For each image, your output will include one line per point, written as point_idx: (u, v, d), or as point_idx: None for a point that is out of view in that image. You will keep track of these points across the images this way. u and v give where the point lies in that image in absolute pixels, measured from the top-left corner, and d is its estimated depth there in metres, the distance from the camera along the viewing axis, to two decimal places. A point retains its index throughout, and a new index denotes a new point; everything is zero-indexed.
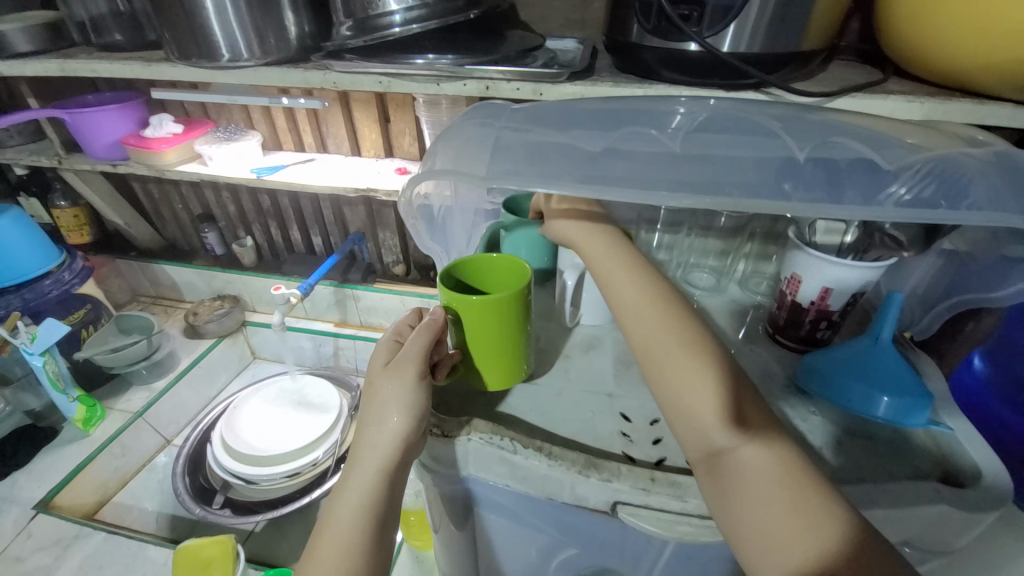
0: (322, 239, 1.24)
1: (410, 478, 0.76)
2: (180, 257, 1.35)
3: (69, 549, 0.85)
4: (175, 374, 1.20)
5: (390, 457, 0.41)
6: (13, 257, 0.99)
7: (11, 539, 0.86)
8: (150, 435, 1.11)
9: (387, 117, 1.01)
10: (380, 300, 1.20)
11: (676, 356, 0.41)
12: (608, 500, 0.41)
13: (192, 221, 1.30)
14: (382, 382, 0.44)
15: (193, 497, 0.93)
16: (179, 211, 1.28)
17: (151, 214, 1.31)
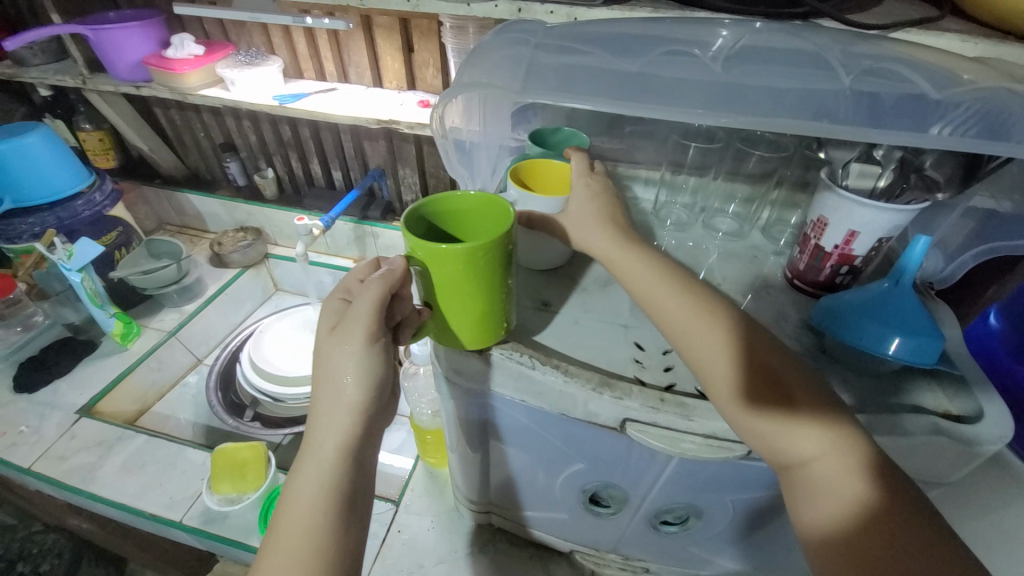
0: (342, 174, 1.23)
1: (428, 402, 0.81)
2: (204, 186, 1.36)
3: (114, 449, 0.93)
4: (203, 299, 1.25)
5: (350, 426, 0.43)
6: (45, 175, 1.01)
7: (62, 436, 0.95)
8: (182, 354, 1.18)
9: (410, 46, 0.98)
10: (399, 238, 1.22)
11: (715, 338, 0.44)
12: (618, 417, 0.44)
13: (214, 151, 1.30)
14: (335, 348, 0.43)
15: (225, 410, 1.01)
16: (201, 139, 1.28)
17: (174, 142, 1.31)
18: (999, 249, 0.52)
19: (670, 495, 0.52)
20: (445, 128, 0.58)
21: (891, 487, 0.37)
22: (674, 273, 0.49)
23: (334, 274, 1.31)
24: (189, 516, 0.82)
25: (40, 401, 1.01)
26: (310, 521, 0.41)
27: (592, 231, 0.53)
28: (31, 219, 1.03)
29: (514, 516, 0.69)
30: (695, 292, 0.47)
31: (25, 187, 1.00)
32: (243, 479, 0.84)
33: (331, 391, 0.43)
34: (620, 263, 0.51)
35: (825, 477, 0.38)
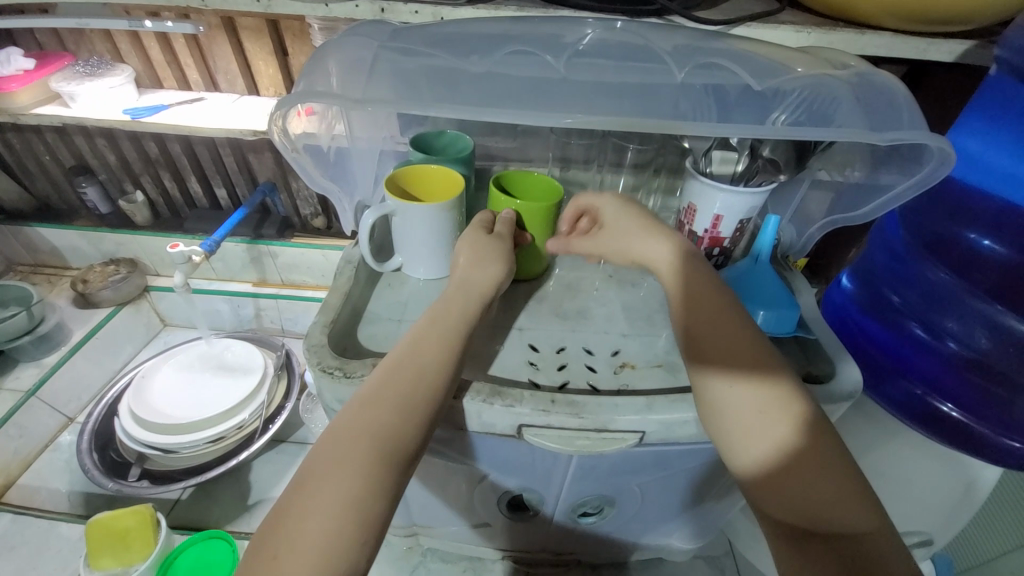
0: (227, 192, 1.11)
1: None
2: (57, 217, 1.16)
3: None
4: (67, 348, 1.08)
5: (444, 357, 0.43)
6: None
7: None
8: (48, 414, 1.01)
9: (284, 49, 0.90)
10: (300, 256, 1.13)
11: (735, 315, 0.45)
12: (514, 424, 0.43)
13: (66, 176, 1.11)
14: (477, 259, 0.50)
15: (105, 472, 0.88)
16: (47, 163, 1.10)
17: (12, 168, 1.11)
18: (839, 220, 0.57)
19: (582, 489, 0.52)
20: (294, 140, 0.50)
21: (826, 428, 0.40)
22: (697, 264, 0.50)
23: (231, 301, 1.18)
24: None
25: None
26: (364, 447, 0.37)
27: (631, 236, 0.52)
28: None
29: (443, 534, 0.66)
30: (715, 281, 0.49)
31: None
32: (127, 551, 0.74)
33: (445, 303, 0.47)
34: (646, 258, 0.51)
35: (769, 423, 0.40)
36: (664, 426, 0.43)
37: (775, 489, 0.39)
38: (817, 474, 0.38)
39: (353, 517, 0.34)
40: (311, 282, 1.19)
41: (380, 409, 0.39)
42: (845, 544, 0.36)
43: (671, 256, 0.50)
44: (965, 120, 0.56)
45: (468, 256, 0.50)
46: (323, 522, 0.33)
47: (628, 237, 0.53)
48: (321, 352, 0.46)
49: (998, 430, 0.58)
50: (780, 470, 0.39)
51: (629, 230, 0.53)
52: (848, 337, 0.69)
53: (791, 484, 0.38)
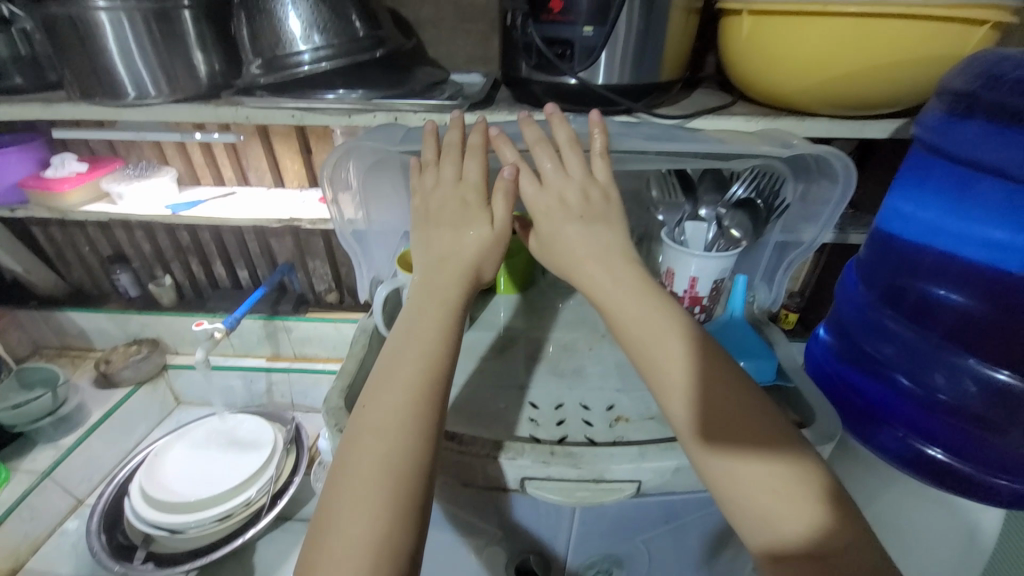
0: (248, 272, 1.20)
1: None
2: (88, 301, 1.24)
3: None
4: (85, 429, 1.11)
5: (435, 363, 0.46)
6: None
7: None
8: (60, 496, 1.02)
9: (308, 148, 1.03)
10: (313, 330, 1.18)
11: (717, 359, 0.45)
12: (517, 477, 0.46)
13: (102, 264, 1.21)
14: (459, 228, 0.53)
15: (117, 559, 0.86)
16: (86, 254, 1.20)
17: (53, 259, 1.21)
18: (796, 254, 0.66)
19: (588, 548, 0.53)
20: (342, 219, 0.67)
21: (832, 484, 0.40)
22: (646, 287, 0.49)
23: (244, 376, 1.22)
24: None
25: None
26: (370, 476, 0.39)
27: (544, 201, 0.53)
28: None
29: None
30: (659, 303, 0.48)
31: None
32: None
33: (446, 267, 0.52)
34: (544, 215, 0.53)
35: (737, 441, 0.41)
36: (659, 474, 0.46)
37: (769, 508, 0.39)
38: (789, 477, 0.39)
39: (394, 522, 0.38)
40: (323, 354, 1.23)
41: (384, 419, 0.42)
42: (818, 534, 0.37)
43: (575, 230, 0.51)
44: (900, 187, 0.64)
45: (448, 220, 0.54)
46: (365, 538, 0.37)
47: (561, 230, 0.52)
48: (337, 414, 0.50)
49: (984, 470, 0.61)
50: (768, 485, 0.39)
51: (562, 237, 0.52)
52: (833, 388, 0.74)
53: (785, 495, 0.39)
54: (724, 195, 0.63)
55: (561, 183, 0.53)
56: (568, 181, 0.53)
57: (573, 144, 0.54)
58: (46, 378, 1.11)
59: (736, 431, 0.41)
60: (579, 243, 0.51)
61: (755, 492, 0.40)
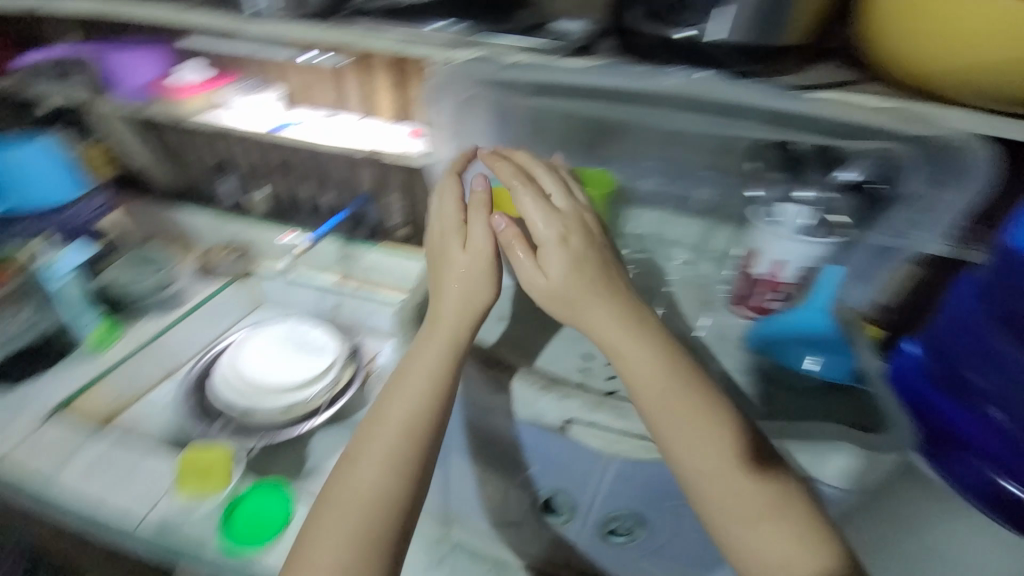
0: (333, 196, 1.26)
1: None
2: (192, 201, 1.35)
3: (78, 454, 0.88)
4: (182, 310, 1.17)
5: (422, 405, 0.55)
6: (44, 181, 1.11)
7: (24, 438, 0.89)
8: (155, 366, 1.09)
9: (401, 83, 1.03)
10: (384, 260, 1.25)
11: (706, 426, 0.50)
12: (562, 419, 0.51)
13: (206, 169, 1.30)
14: (466, 281, 0.59)
15: (202, 423, 0.99)
16: (193, 157, 1.29)
17: (164, 160, 1.31)
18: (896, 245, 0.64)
19: (617, 501, 0.55)
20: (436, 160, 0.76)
21: (813, 526, 0.49)
22: (630, 321, 0.54)
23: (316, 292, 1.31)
24: (147, 517, 0.81)
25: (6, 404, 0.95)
26: (355, 518, 0.51)
27: (547, 243, 0.56)
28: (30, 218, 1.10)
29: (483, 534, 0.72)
30: (652, 349, 0.52)
31: (31, 194, 1.11)
32: (206, 484, 0.84)
33: (440, 327, 0.58)
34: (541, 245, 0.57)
35: (707, 498, 0.49)
36: (689, 448, 0.49)
37: (760, 560, 0.48)
38: (765, 524, 0.48)
39: (370, 523, 0.51)
40: None
41: (365, 456, 0.54)
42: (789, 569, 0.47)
43: (557, 261, 0.55)
44: None
45: (459, 279, 0.59)
46: (334, 564, 0.49)
47: (549, 256, 0.56)
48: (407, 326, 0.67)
49: None
50: (751, 536, 0.48)
51: (556, 279, 0.55)
52: None
53: (767, 548, 0.48)
54: (832, 175, 0.63)
55: (539, 211, 0.58)
56: (554, 219, 0.58)
57: (529, 183, 0.60)
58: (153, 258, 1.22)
59: (711, 491, 0.49)
60: (575, 291, 0.54)
61: (745, 546, 0.48)
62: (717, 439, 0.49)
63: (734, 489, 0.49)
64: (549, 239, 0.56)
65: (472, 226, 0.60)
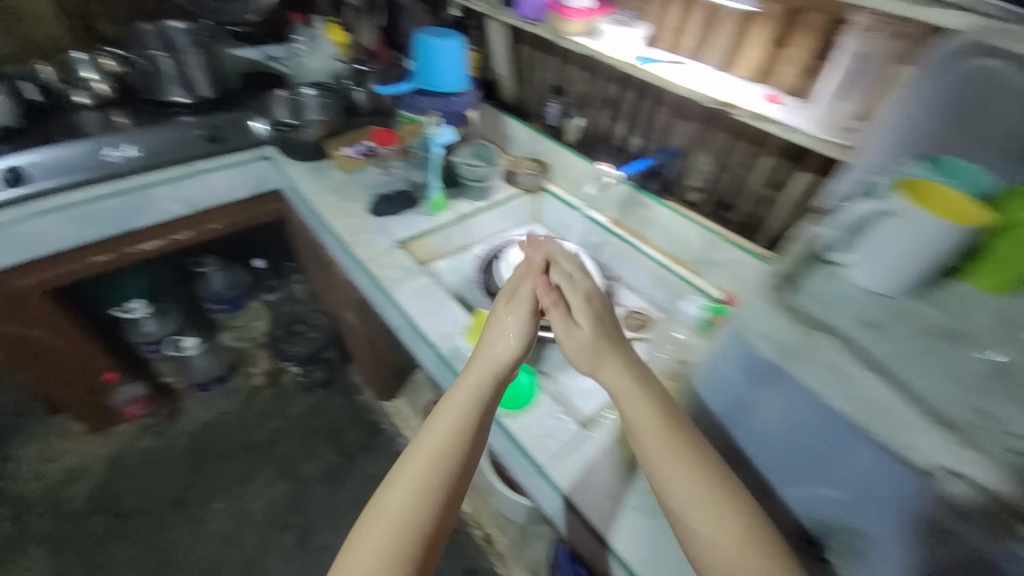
0: (641, 141, 1.29)
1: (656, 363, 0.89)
2: (520, 115, 1.54)
3: (408, 276, 1.13)
4: (488, 202, 1.39)
5: (465, 426, 0.76)
6: (443, 73, 1.25)
7: (380, 252, 1.19)
8: (460, 237, 1.36)
9: (783, 40, 0.92)
10: (666, 217, 1.24)
11: (719, 516, 0.58)
12: (936, 463, 0.41)
13: (544, 89, 1.46)
14: (502, 332, 0.87)
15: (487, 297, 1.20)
16: (538, 76, 1.45)
17: (516, 74, 1.52)
18: None
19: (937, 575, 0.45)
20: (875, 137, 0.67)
21: None
22: (672, 424, 0.65)
23: (587, 225, 1.40)
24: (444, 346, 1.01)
25: (375, 224, 1.26)
26: (397, 513, 0.67)
27: (604, 351, 0.79)
28: (426, 102, 1.29)
29: None
30: (687, 455, 0.62)
31: (430, 80, 1.27)
32: None
33: (489, 371, 0.81)
34: (603, 351, 0.79)
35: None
36: None
37: None
38: None
39: (421, 507, 0.68)
40: (654, 241, 1.30)
41: (410, 469, 0.71)
42: None
43: (620, 375, 0.75)
44: None
45: (509, 334, 0.86)
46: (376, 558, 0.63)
47: (611, 372, 0.76)
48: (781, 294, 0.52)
49: None
50: None
51: (620, 387, 0.73)
52: None
53: None
54: None
55: (590, 321, 0.83)
56: (602, 333, 0.81)
57: (562, 307, 0.86)
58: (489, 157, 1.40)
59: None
60: (632, 400, 0.71)
61: None
62: (726, 525, 0.58)
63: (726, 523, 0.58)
64: (583, 329, 0.82)
65: (522, 282, 0.94)
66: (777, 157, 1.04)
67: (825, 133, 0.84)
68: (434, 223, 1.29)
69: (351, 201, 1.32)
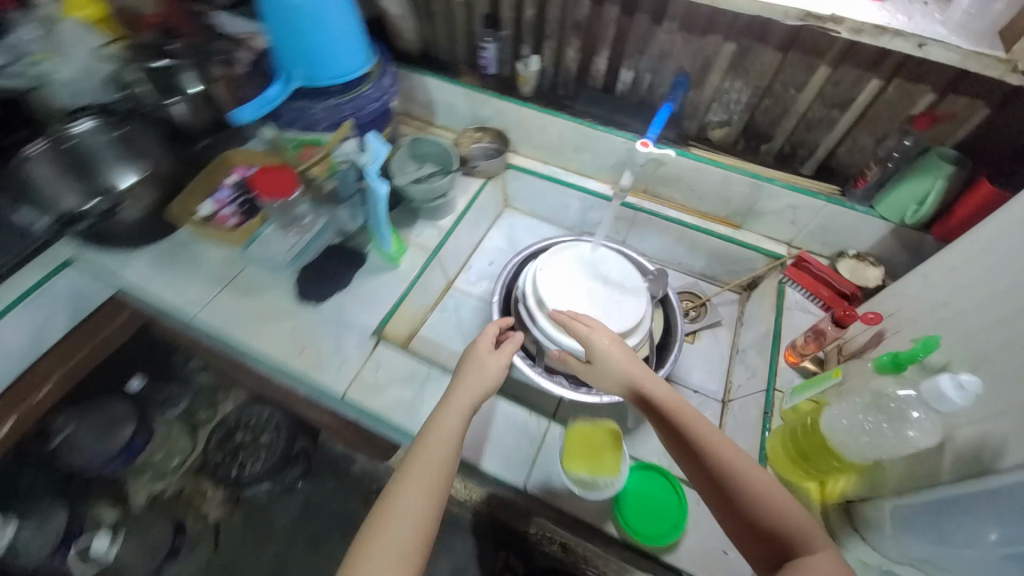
0: (634, 76, 0.94)
1: (863, 419, 0.58)
2: (441, 69, 1.08)
3: (426, 388, 0.77)
4: (457, 216, 1.00)
5: (447, 450, 0.58)
6: (336, 49, 0.76)
7: (363, 364, 0.79)
8: (439, 276, 0.98)
9: None
10: (694, 172, 0.95)
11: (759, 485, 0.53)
12: None
13: (469, 23, 1.00)
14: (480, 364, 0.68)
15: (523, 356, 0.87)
16: (456, 6, 0.98)
17: (418, 8, 1.02)
18: None
19: None
20: None
21: None
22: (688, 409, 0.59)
23: (585, 201, 1.08)
24: (531, 483, 0.69)
25: (326, 318, 0.84)
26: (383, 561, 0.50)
27: (618, 361, 0.66)
28: (320, 107, 0.82)
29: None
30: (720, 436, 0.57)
31: (319, 64, 0.77)
32: (600, 465, 0.67)
33: (468, 394, 0.64)
34: (613, 355, 0.67)
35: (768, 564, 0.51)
36: None
37: None
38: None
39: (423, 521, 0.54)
40: (677, 201, 1.02)
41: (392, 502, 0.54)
42: None
43: (646, 374, 0.64)
44: None
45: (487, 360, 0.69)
46: None
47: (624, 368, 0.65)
48: None
49: None
50: None
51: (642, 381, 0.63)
52: None
53: None
54: None
55: (601, 331, 0.71)
56: (609, 338, 0.70)
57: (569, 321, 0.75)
58: (437, 156, 0.97)
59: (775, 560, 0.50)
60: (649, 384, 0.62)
61: None
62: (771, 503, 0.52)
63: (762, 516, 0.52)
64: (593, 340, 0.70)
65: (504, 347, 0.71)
66: (843, 68, 0.78)
67: (973, 46, 0.59)
68: (406, 281, 0.90)
69: (266, 294, 0.85)
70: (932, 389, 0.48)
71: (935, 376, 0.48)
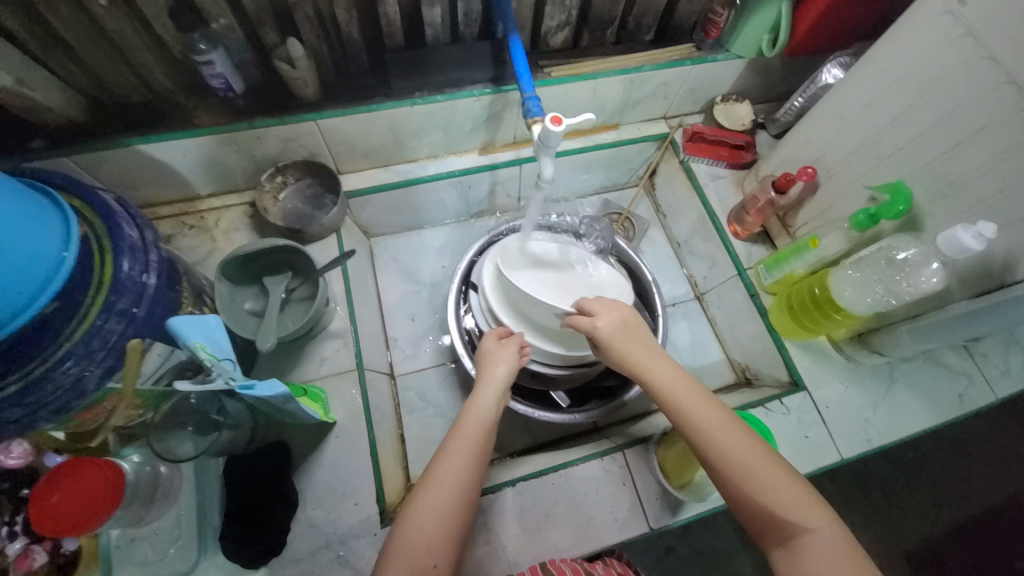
0: (443, 12, 0.68)
1: (861, 277, 0.64)
2: (160, 120, 0.66)
3: (488, 523, 0.62)
4: (348, 302, 0.72)
5: (472, 463, 0.50)
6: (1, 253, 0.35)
7: None
8: (379, 382, 0.75)
9: None
10: (563, 95, 0.80)
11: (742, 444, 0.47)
12: None
13: (155, 32, 0.59)
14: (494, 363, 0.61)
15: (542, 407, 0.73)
16: (109, 12, 0.55)
17: (40, 41, 0.56)
18: None
19: None
20: None
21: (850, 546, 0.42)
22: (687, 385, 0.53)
23: (463, 185, 0.87)
24: (654, 520, 0.65)
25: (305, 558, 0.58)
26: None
27: (627, 342, 0.57)
28: (71, 368, 0.40)
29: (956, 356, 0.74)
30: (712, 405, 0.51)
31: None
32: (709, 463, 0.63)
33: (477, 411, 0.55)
34: (622, 348, 0.57)
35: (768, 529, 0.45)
36: None
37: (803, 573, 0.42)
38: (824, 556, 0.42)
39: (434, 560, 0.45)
40: None
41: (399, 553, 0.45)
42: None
43: (646, 359, 0.56)
44: None
45: (501, 365, 0.60)
46: None
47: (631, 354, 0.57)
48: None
49: None
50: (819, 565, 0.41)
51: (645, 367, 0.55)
52: None
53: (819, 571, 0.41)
54: None
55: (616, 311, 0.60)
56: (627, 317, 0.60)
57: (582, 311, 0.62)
58: (270, 260, 0.67)
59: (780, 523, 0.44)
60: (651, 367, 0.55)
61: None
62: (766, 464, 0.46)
63: (765, 480, 0.45)
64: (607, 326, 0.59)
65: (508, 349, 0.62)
66: None
67: None
68: (362, 424, 0.64)
69: None
70: (952, 244, 0.53)
71: (951, 231, 0.53)
